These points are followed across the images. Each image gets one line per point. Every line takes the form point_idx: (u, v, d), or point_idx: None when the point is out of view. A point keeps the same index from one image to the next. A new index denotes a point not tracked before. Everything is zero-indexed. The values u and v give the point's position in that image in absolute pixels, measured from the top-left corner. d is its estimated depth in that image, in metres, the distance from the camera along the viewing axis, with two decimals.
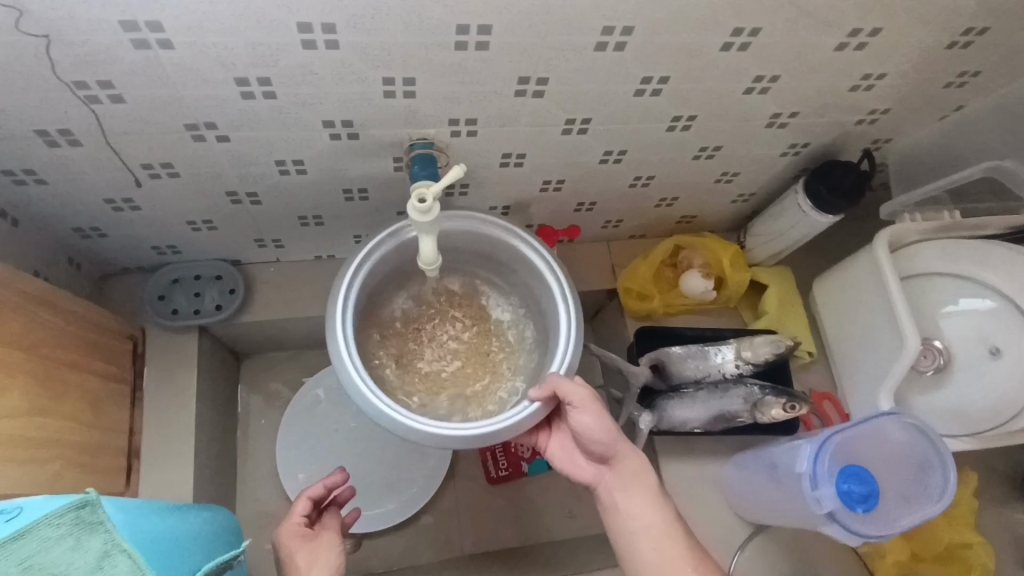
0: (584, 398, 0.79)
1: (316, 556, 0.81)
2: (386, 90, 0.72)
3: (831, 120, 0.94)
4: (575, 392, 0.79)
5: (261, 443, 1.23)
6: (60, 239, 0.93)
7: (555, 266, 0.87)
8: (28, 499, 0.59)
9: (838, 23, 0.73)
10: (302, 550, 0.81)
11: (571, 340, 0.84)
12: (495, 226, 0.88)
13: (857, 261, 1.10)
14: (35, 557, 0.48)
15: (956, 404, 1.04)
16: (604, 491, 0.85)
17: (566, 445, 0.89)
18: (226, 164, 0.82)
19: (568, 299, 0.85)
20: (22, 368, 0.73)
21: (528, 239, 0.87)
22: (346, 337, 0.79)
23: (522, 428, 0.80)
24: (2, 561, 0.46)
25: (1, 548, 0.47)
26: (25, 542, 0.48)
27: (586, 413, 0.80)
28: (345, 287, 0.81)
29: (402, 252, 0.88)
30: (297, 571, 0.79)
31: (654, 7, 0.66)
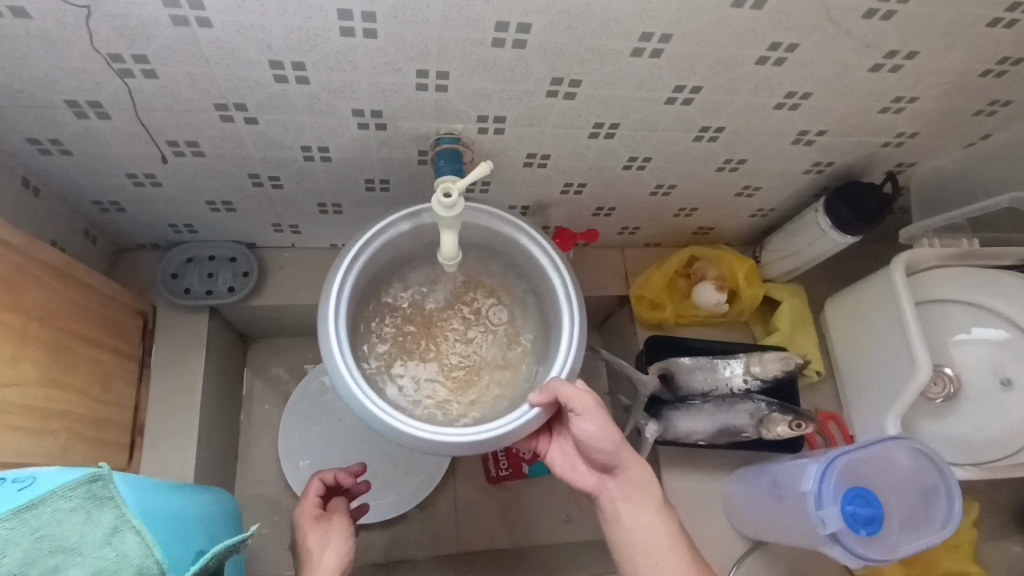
0: (586, 405, 0.78)
1: (328, 538, 0.82)
2: (419, 82, 0.71)
3: (858, 141, 0.94)
4: (575, 399, 0.77)
5: (263, 427, 1.23)
6: (78, 210, 0.93)
7: (560, 265, 0.86)
8: (37, 469, 0.59)
9: (876, 43, 0.72)
10: (313, 531, 0.83)
11: (573, 341, 0.83)
12: (503, 224, 0.87)
13: (873, 284, 1.09)
14: (48, 528, 0.47)
15: (961, 434, 1.02)
16: (606, 500, 0.85)
17: (567, 450, 0.89)
18: (251, 147, 0.81)
19: (573, 298, 0.84)
20: (36, 337, 0.73)
21: (534, 237, 0.86)
22: (341, 346, 0.77)
23: (521, 433, 0.80)
24: (16, 530, 0.46)
25: (14, 517, 0.46)
26: (39, 511, 0.47)
27: (588, 420, 0.78)
28: (336, 290, 0.79)
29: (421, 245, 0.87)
30: (309, 552, 0.80)
31: (695, 16, 0.65)
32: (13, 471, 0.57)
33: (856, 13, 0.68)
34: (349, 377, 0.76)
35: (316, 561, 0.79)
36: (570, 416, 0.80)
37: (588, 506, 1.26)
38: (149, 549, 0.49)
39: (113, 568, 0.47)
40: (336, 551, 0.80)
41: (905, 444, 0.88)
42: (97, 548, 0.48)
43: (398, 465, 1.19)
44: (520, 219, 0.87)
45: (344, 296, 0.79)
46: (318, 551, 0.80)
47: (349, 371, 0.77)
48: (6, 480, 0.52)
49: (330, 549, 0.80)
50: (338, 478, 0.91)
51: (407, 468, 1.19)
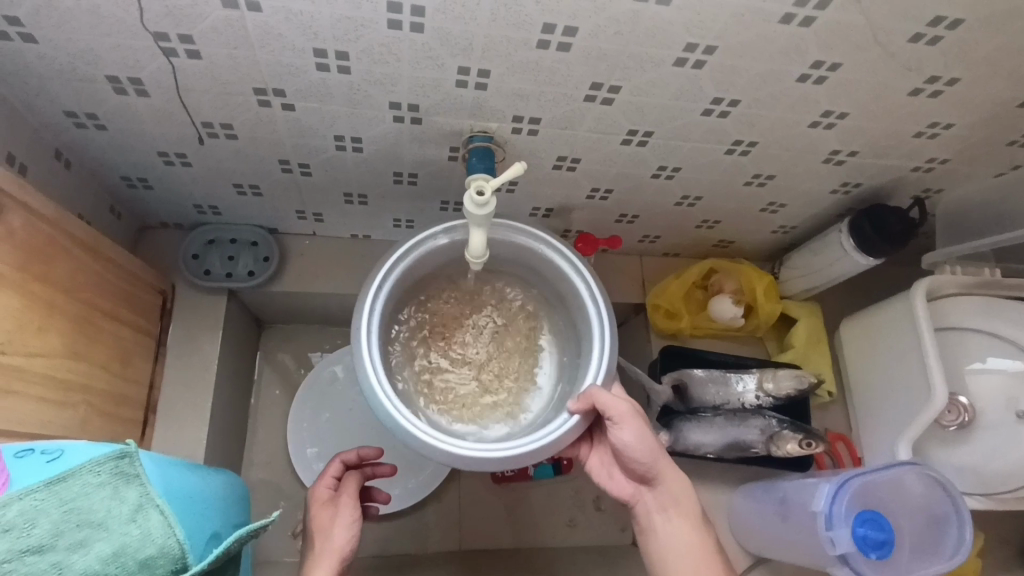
0: (623, 413, 0.78)
1: (336, 515, 0.83)
2: (459, 79, 0.71)
3: (888, 164, 0.93)
4: (614, 405, 0.78)
5: (272, 412, 1.23)
6: (107, 186, 0.93)
7: (583, 268, 0.86)
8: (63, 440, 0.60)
9: (919, 67, 0.72)
10: (323, 509, 0.84)
11: (605, 346, 0.83)
12: (527, 236, 0.87)
13: (893, 307, 1.09)
14: (76, 501, 0.47)
15: (974, 464, 1.02)
16: (642, 509, 0.85)
17: (605, 459, 0.89)
18: (285, 133, 0.82)
19: (598, 299, 0.84)
20: (60, 308, 0.73)
21: (553, 244, 0.87)
22: (374, 363, 0.78)
23: (561, 444, 0.80)
24: (45, 501, 0.46)
25: (45, 488, 0.47)
26: (70, 484, 0.48)
27: (625, 428, 0.79)
28: (369, 305, 0.80)
29: (439, 254, 0.88)
30: (318, 529, 0.82)
31: (742, 30, 0.65)
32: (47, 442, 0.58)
33: (903, 36, 0.67)
34: (383, 399, 0.76)
35: (326, 540, 0.80)
36: (608, 424, 0.80)
37: (591, 511, 1.26)
38: (171, 529, 0.49)
39: (136, 544, 0.47)
40: (342, 529, 0.81)
41: (917, 470, 0.88)
42: (123, 523, 0.48)
43: (404, 458, 1.19)
44: (545, 231, 0.87)
45: (372, 320, 0.80)
46: (328, 527, 0.82)
47: (386, 396, 0.77)
48: (38, 451, 0.53)
49: (337, 526, 0.81)
50: (359, 456, 0.94)
51: (413, 461, 1.19)
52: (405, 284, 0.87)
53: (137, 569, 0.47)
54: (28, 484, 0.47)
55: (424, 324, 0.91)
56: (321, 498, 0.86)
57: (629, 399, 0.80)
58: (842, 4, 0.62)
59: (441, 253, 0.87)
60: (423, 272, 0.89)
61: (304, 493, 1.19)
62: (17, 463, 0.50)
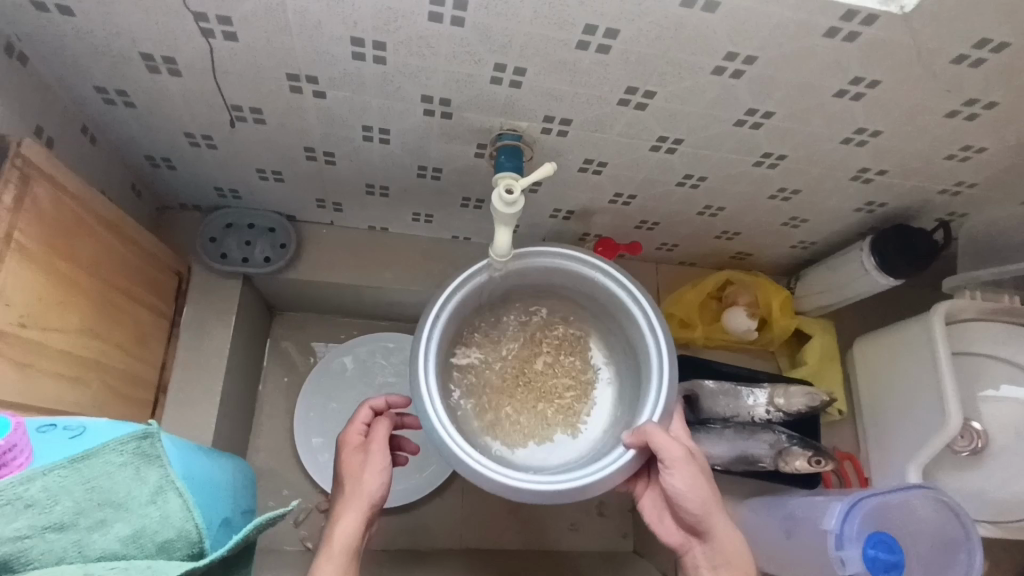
0: (675, 456, 0.75)
1: (367, 462, 0.81)
2: (495, 76, 0.71)
3: (916, 185, 0.93)
4: (667, 446, 0.75)
5: (279, 400, 1.23)
6: (130, 164, 0.93)
7: (641, 299, 0.85)
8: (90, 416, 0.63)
9: (958, 89, 0.72)
10: (352, 456, 0.83)
11: (664, 379, 0.82)
12: (584, 265, 0.87)
13: (910, 328, 1.09)
14: (98, 480, 0.49)
15: (985, 492, 1.00)
16: (690, 563, 0.81)
17: (658, 504, 0.86)
18: (314, 121, 0.81)
19: (657, 330, 0.84)
20: (81, 285, 0.72)
21: (610, 273, 0.86)
22: (431, 394, 0.79)
23: (614, 481, 0.79)
24: (69, 479, 0.48)
25: (69, 465, 0.48)
26: (93, 461, 0.50)
27: (675, 474, 0.75)
28: (427, 334, 0.82)
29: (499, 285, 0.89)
30: (349, 474, 0.81)
31: (785, 42, 0.65)
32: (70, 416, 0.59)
33: (947, 57, 0.67)
34: (440, 429, 0.78)
35: (356, 487, 0.79)
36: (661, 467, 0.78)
37: (593, 516, 1.25)
38: (189, 513, 0.51)
39: (155, 527, 0.49)
40: (373, 478, 0.79)
41: (928, 494, 0.88)
42: (143, 505, 0.50)
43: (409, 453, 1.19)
44: (602, 259, 0.87)
45: (429, 350, 0.81)
46: (358, 473, 0.80)
47: (441, 425, 0.78)
48: (61, 426, 0.55)
49: (369, 473, 0.80)
50: (389, 403, 0.89)
51: (418, 457, 1.19)
52: (465, 314, 0.89)
53: (155, 552, 0.49)
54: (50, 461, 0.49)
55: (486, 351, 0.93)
56: (352, 444, 0.84)
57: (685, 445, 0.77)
58: (888, 22, 0.62)
59: (499, 280, 0.88)
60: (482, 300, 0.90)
61: (307, 483, 1.19)
62: (42, 437, 0.51)
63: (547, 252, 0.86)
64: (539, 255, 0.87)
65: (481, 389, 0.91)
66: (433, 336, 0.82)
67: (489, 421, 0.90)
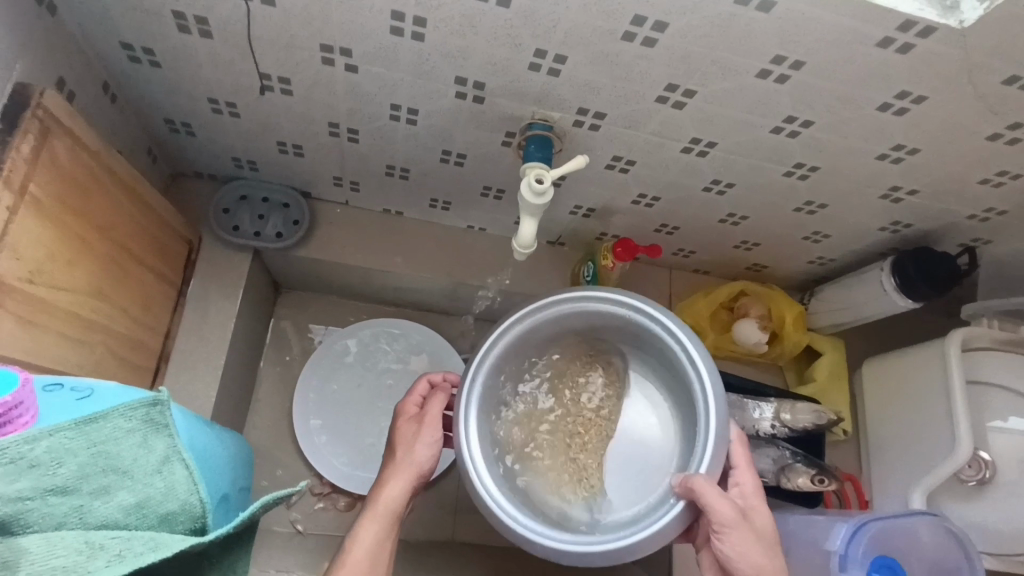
0: (723, 512, 0.70)
1: (418, 433, 0.83)
2: (533, 62, 0.69)
3: (945, 208, 0.92)
4: (714, 502, 0.70)
5: (279, 379, 1.21)
6: (148, 126, 0.91)
7: (679, 330, 0.78)
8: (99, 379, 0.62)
9: (1004, 112, 0.70)
10: (406, 426, 0.84)
11: (711, 422, 0.74)
12: (619, 301, 0.81)
13: (924, 352, 1.07)
14: (105, 444, 0.49)
15: (988, 524, 0.99)
16: None
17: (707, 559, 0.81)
18: (342, 95, 0.79)
19: (698, 363, 0.76)
20: (93, 245, 0.71)
21: (646, 304, 0.80)
22: (472, 459, 0.77)
23: (665, 537, 0.74)
24: (76, 441, 0.48)
25: (77, 427, 0.48)
26: (101, 426, 0.49)
27: (725, 535, 0.70)
28: (464, 398, 0.79)
29: (543, 330, 0.84)
30: (400, 441, 0.83)
31: (836, 49, 0.63)
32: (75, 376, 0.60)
33: (997, 78, 0.65)
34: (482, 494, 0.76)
35: (406, 456, 0.81)
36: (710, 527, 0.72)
37: None
38: (195, 486, 0.52)
39: (160, 498, 0.50)
40: (423, 450, 0.81)
41: (934, 521, 0.86)
42: (149, 474, 0.50)
43: None
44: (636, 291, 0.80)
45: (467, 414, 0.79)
46: (410, 443, 0.82)
47: (482, 487, 0.76)
48: (68, 387, 0.55)
49: (420, 445, 0.81)
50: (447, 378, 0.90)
51: None
52: (506, 370, 0.84)
53: (157, 523, 0.49)
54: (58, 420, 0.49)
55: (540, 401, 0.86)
56: (407, 414, 0.86)
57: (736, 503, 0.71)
58: (944, 36, 0.60)
59: (534, 329, 0.83)
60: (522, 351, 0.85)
61: (301, 465, 1.17)
62: (49, 397, 0.52)
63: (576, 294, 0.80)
64: (575, 294, 0.81)
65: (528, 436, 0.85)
66: (466, 403, 0.79)
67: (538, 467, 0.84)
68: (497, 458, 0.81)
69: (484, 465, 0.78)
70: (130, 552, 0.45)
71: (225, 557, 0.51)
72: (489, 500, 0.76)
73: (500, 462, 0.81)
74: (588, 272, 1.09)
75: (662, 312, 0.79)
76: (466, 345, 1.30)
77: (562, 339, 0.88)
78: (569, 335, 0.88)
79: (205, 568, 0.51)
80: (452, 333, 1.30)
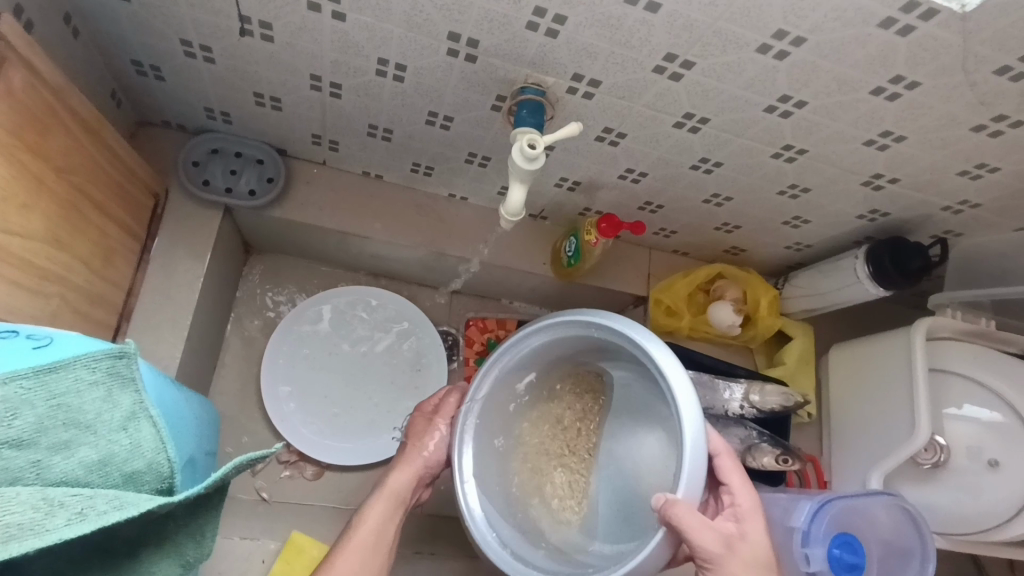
0: (702, 537, 0.68)
1: (431, 429, 0.90)
2: (532, 21, 0.67)
3: (922, 199, 0.93)
4: (692, 529, 0.68)
5: (248, 344, 1.17)
6: (114, 67, 0.84)
7: (641, 340, 0.76)
8: (57, 332, 0.60)
9: (992, 103, 0.71)
10: (420, 421, 0.91)
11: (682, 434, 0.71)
12: (585, 322, 0.81)
13: (892, 340, 1.10)
14: (67, 397, 0.47)
15: (941, 507, 1.03)
16: None
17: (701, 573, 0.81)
18: (327, 45, 0.75)
19: (662, 372, 0.74)
20: (51, 189, 0.66)
21: (608, 319, 0.79)
22: (468, 503, 0.82)
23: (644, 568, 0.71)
24: (33, 393, 0.46)
25: (36, 377, 0.46)
26: (61, 376, 0.48)
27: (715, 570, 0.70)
28: (457, 444, 0.84)
29: (532, 360, 0.88)
30: (414, 435, 0.90)
31: (838, 26, 0.62)
32: (34, 328, 0.59)
33: (990, 67, 0.66)
34: (478, 531, 0.80)
35: (418, 448, 0.88)
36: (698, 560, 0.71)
37: None
38: (162, 445, 0.49)
39: (124, 456, 0.48)
40: (433, 444, 0.88)
41: (893, 502, 0.89)
42: (113, 431, 0.48)
43: (381, 412, 1.16)
44: (599, 309, 0.80)
45: (461, 457, 0.84)
46: (424, 437, 0.89)
47: (480, 526, 0.81)
48: (24, 337, 0.53)
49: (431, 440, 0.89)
50: None
51: (388, 417, 1.16)
52: (503, 403, 0.89)
53: (122, 482, 0.47)
54: (14, 368, 0.47)
55: (543, 428, 0.91)
56: (424, 410, 0.93)
57: (721, 533, 0.71)
58: (945, 19, 0.60)
59: (524, 364, 0.87)
60: (520, 384, 0.89)
61: (269, 432, 1.14)
62: (5, 343, 0.50)
63: (543, 325, 0.83)
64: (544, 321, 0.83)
65: (545, 465, 0.90)
66: (455, 443, 0.84)
67: (550, 496, 0.88)
68: (506, 493, 0.86)
69: (479, 501, 0.83)
70: (94, 510, 0.42)
71: (192, 520, 0.49)
72: (480, 537, 0.80)
73: (504, 493, 0.86)
74: (570, 247, 1.08)
75: (629, 326, 0.77)
76: (442, 316, 1.28)
77: (561, 368, 0.92)
78: (567, 363, 0.91)
79: (171, 531, 0.48)
80: (428, 303, 1.28)
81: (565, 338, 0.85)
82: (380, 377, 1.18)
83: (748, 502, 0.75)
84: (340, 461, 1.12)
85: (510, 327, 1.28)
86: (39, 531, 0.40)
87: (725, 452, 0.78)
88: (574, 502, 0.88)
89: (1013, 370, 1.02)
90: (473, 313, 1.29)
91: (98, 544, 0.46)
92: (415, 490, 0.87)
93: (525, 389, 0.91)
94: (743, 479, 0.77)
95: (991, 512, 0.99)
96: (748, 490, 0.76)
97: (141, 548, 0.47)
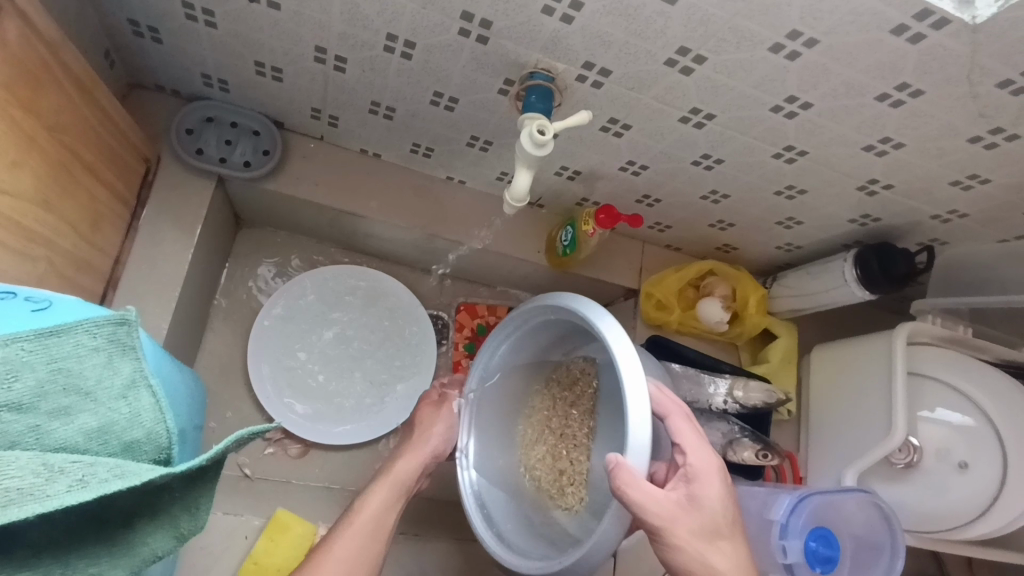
0: (648, 505, 0.67)
1: (440, 416, 0.93)
2: (548, 5, 0.66)
3: (914, 206, 0.95)
4: (637, 496, 0.67)
5: (234, 318, 1.15)
6: (110, 26, 0.82)
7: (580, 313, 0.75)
8: (50, 295, 0.59)
9: (992, 115, 0.72)
10: (428, 409, 0.95)
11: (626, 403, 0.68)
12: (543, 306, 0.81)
13: (873, 343, 1.12)
14: (68, 361, 0.47)
15: (913, 504, 1.06)
16: None
17: None
18: (337, 16, 0.73)
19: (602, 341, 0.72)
20: (43, 147, 0.63)
21: (556, 297, 0.79)
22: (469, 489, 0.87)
23: (606, 543, 0.70)
24: (34, 355, 0.46)
25: (38, 340, 0.46)
26: (63, 341, 0.48)
27: (667, 541, 0.71)
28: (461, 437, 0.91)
29: (517, 353, 0.90)
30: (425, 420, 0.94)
31: (852, 30, 0.63)
32: (30, 289, 0.59)
33: (994, 80, 0.67)
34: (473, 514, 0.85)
35: (424, 437, 0.90)
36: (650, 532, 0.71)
37: None
38: (161, 415, 0.50)
39: (124, 424, 0.48)
40: (441, 432, 0.91)
41: (867, 498, 0.91)
42: (113, 398, 0.48)
43: (368, 391, 1.16)
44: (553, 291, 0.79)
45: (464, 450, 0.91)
46: (432, 423, 0.92)
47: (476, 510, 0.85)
48: (25, 304, 0.53)
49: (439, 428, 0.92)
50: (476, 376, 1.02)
51: (375, 398, 1.16)
52: (500, 398, 0.93)
53: (120, 451, 0.48)
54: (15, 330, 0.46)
55: (540, 417, 0.93)
56: (431, 400, 0.97)
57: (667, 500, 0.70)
58: (957, 30, 0.61)
59: (511, 360, 0.91)
60: (517, 379, 0.93)
61: (253, 408, 1.13)
62: (5, 308, 0.50)
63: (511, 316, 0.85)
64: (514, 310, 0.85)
65: (546, 452, 0.90)
66: (461, 432, 0.91)
67: (553, 483, 0.88)
68: (510, 483, 0.90)
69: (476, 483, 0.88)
70: (94, 478, 0.43)
71: (187, 493, 0.48)
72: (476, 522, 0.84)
73: (507, 485, 0.89)
74: (567, 236, 1.08)
75: (579, 303, 0.76)
76: (433, 299, 1.28)
77: (552, 361, 0.93)
78: (556, 354, 0.92)
79: (165, 503, 0.48)
80: (419, 286, 1.27)
81: (535, 323, 0.85)
82: (368, 359, 1.17)
83: (701, 464, 0.74)
84: (325, 441, 1.11)
85: (500, 313, 1.28)
86: (39, 497, 0.40)
87: (678, 414, 0.77)
88: (572, 489, 0.86)
89: (987, 378, 1.04)
90: (464, 298, 1.29)
91: (92, 514, 0.45)
92: (418, 478, 0.88)
93: (524, 385, 0.94)
94: (697, 441, 0.76)
95: (959, 511, 1.03)
96: (703, 451, 0.75)
97: (136, 518, 0.47)
